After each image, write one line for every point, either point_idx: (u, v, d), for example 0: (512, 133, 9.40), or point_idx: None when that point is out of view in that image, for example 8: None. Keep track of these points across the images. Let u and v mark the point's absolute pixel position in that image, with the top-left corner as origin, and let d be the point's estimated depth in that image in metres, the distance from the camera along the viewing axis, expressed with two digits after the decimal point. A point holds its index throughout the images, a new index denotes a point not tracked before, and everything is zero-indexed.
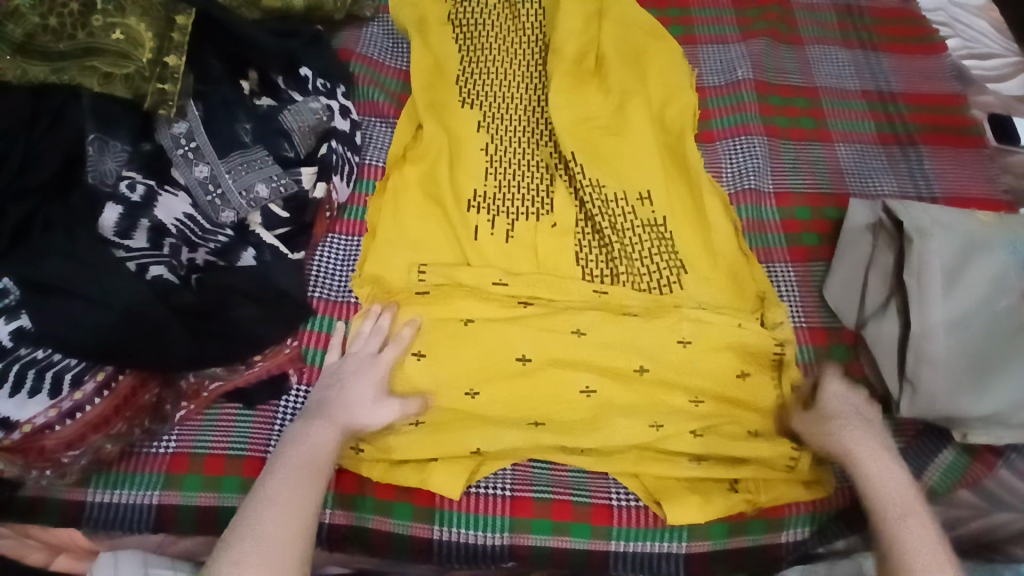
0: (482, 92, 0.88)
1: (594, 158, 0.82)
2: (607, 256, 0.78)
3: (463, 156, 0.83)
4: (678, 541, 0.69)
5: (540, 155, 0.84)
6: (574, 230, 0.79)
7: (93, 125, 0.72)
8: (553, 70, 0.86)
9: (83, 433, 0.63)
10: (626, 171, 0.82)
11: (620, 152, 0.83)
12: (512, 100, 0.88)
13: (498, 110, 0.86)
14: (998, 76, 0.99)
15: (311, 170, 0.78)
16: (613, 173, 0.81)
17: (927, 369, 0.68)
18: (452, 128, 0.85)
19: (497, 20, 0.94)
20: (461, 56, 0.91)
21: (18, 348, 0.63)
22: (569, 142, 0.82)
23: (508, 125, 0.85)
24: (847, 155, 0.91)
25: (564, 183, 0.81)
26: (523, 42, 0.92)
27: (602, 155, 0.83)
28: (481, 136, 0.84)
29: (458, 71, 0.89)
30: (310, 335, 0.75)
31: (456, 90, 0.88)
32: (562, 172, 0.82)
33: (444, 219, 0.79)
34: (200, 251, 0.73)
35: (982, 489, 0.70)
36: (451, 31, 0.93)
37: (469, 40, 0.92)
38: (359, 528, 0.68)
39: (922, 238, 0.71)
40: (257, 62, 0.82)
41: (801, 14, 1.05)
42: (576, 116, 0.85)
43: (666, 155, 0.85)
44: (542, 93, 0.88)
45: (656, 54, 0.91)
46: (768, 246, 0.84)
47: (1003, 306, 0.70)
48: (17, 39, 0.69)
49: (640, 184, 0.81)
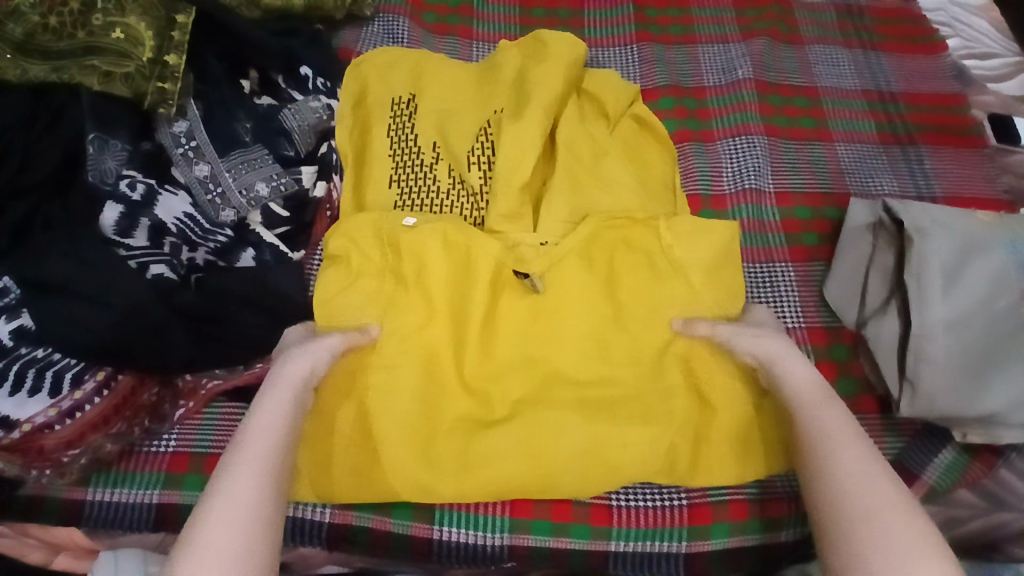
0: (433, 172, 0.79)
1: (563, 375, 0.69)
2: (587, 319, 0.70)
3: (389, 373, 0.66)
4: (678, 540, 0.69)
5: (503, 391, 0.68)
6: (550, 313, 0.70)
7: (93, 125, 0.71)
8: (481, 247, 0.71)
9: (83, 433, 0.63)
10: (587, 372, 0.69)
11: (581, 359, 0.69)
12: (438, 283, 0.69)
13: (431, 318, 0.68)
14: (998, 76, 0.99)
15: (311, 169, 0.79)
16: (593, 390, 0.69)
17: (927, 368, 0.68)
18: (364, 253, 0.70)
19: (429, 65, 0.87)
20: (399, 151, 0.81)
21: (19, 347, 0.63)
22: (532, 381, 0.68)
23: (463, 195, 0.78)
24: (847, 155, 0.91)
25: (519, 253, 0.72)
26: (466, 88, 0.86)
27: (568, 361, 0.69)
28: (423, 343, 0.68)
29: (399, 167, 0.80)
30: None
31: (406, 186, 0.79)
32: (527, 406, 0.68)
33: (383, 462, 0.65)
34: (200, 251, 0.72)
35: (981, 489, 0.70)
36: (390, 116, 0.83)
37: (411, 120, 0.83)
38: (358, 527, 0.68)
39: (921, 238, 0.72)
40: (257, 61, 0.82)
41: (801, 14, 1.05)
42: (538, 312, 0.70)
43: (635, 286, 0.71)
44: (453, 261, 0.70)
45: (610, 98, 0.85)
46: (768, 246, 0.84)
47: (1002, 305, 0.70)
48: (17, 39, 0.70)
49: (611, 402, 0.68)
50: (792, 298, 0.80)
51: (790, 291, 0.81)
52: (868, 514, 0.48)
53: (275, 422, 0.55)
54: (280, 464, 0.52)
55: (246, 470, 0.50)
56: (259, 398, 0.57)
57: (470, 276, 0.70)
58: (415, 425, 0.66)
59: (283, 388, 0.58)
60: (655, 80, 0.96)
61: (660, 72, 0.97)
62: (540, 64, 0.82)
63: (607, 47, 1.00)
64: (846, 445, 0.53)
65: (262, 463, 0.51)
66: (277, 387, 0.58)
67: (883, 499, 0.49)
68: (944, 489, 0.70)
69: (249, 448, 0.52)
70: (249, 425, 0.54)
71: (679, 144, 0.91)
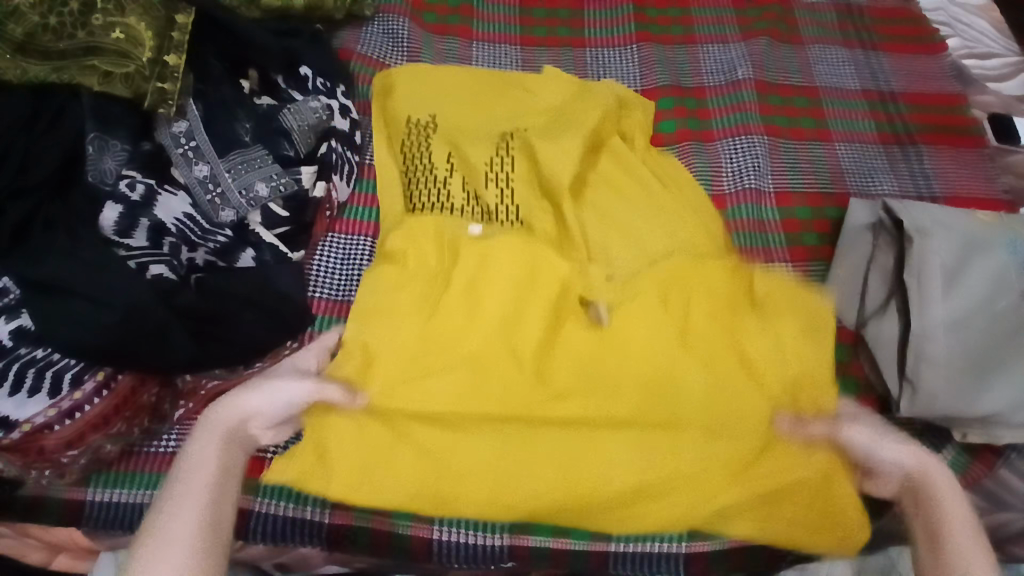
0: (446, 188, 0.81)
1: (609, 386, 0.66)
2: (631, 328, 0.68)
3: (425, 381, 0.65)
4: (679, 541, 0.68)
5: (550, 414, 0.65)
6: (604, 327, 0.68)
7: (93, 125, 0.71)
8: (549, 267, 0.72)
9: (83, 433, 0.63)
10: (646, 388, 0.66)
11: (640, 389, 0.66)
12: (481, 295, 0.70)
13: (469, 331, 0.68)
14: (998, 76, 0.99)
15: (311, 169, 0.79)
16: (636, 402, 0.65)
17: (927, 368, 0.68)
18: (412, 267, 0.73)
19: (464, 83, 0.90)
20: (415, 169, 0.83)
21: (18, 347, 0.63)
22: (587, 405, 0.65)
23: (479, 210, 0.79)
24: (847, 155, 0.91)
25: (588, 279, 0.73)
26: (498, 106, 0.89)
27: (629, 378, 0.66)
28: (465, 356, 0.67)
29: (413, 183, 0.82)
30: (311, 334, 0.74)
31: (421, 201, 0.81)
32: (578, 430, 0.64)
33: (386, 473, 0.63)
34: (201, 251, 0.72)
35: (981, 488, 0.69)
36: (408, 135, 0.86)
37: (430, 140, 0.85)
38: (358, 528, 0.67)
39: (922, 238, 0.72)
40: (257, 61, 0.82)
41: (801, 14, 1.05)
42: (601, 336, 0.68)
43: (705, 317, 0.69)
44: (518, 271, 0.71)
45: (638, 137, 0.87)
46: (768, 246, 0.84)
47: (1002, 306, 0.70)
48: (17, 39, 0.70)
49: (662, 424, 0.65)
50: None
51: None
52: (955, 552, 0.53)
53: (206, 471, 0.54)
54: (213, 517, 0.52)
55: (178, 527, 0.50)
56: (193, 438, 0.57)
57: (528, 294, 0.70)
58: (445, 441, 0.63)
59: (225, 435, 0.57)
60: (656, 80, 0.96)
61: (661, 72, 0.97)
62: (578, 102, 0.86)
63: (607, 47, 1.00)
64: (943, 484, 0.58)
65: (194, 519, 0.51)
66: (214, 431, 0.57)
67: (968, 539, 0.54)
68: None
69: (180, 503, 0.51)
70: (181, 474, 0.53)
71: (680, 144, 0.91)
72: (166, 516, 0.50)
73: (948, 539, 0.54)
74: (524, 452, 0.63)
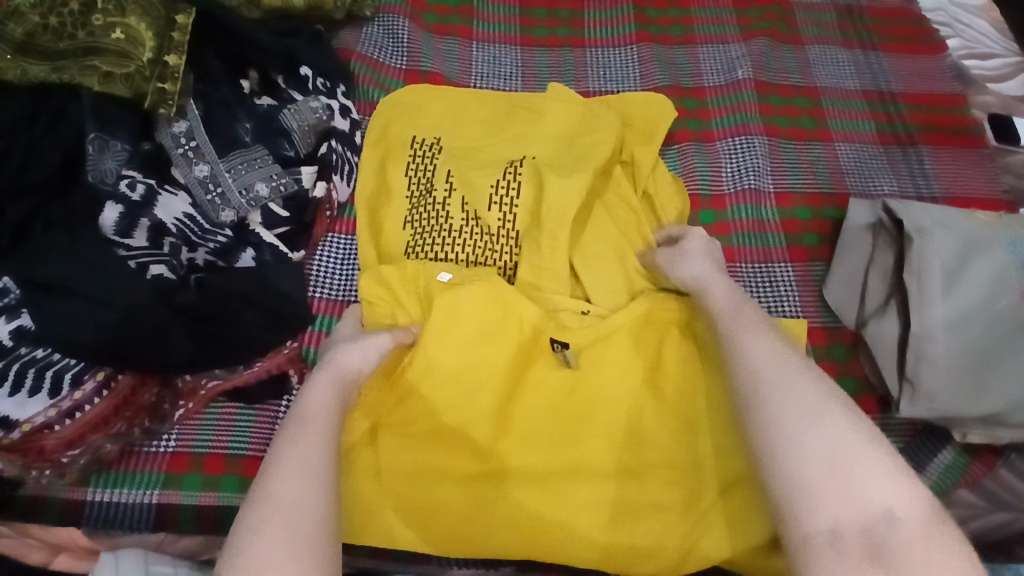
0: (446, 208, 0.79)
1: (597, 407, 0.67)
2: (620, 347, 0.68)
3: (423, 390, 0.65)
4: None
5: (521, 463, 0.65)
6: (593, 345, 0.68)
7: (93, 125, 0.72)
8: (517, 311, 0.68)
9: (83, 433, 0.63)
10: (611, 440, 0.66)
11: (605, 441, 0.65)
12: (462, 342, 0.66)
13: (451, 375, 0.66)
14: (998, 76, 0.99)
15: (311, 169, 0.79)
16: (624, 423, 0.66)
17: (927, 368, 0.68)
18: (398, 303, 0.71)
19: (469, 101, 0.89)
20: (416, 191, 0.81)
21: (19, 347, 0.63)
22: (560, 456, 0.65)
23: (478, 234, 0.77)
24: (847, 155, 0.91)
25: (560, 318, 0.71)
26: (501, 119, 0.87)
27: (596, 428, 0.66)
28: (464, 377, 0.66)
29: (414, 207, 0.80)
30: (311, 335, 0.76)
31: (420, 225, 0.79)
32: (551, 479, 0.65)
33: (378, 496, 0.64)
34: (200, 251, 0.72)
35: (982, 489, 0.69)
36: (412, 155, 0.84)
37: (434, 163, 0.83)
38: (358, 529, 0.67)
39: (921, 238, 0.72)
40: (257, 61, 0.82)
41: (801, 14, 1.05)
42: (573, 379, 0.67)
43: (673, 366, 0.68)
44: (485, 318, 0.67)
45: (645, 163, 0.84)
46: (767, 246, 0.84)
47: (1003, 305, 0.70)
48: (17, 39, 0.69)
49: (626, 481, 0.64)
50: (791, 299, 0.80)
51: (790, 291, 0.81)
52: (805, 468, 0.44)
53: (322, 416, 0.56)
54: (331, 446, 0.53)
55: (297, 457, 0.51)
56: (308, 387, 0.60)
57: (499, 342, 0.67)
58: (420, 488, 0.64)
59: (331, 384, 0.60)
60: (655, 80, 0.96)
61: (661, 72, 0.97)
62: (588, 130, 0.83)
63: (607, 47, 1.00)
64: (783, 391, 0.49)
65: (313, 452, 0.52)
66: (327, 384, 0.60)
67: (839, 446, 0.44)
68: (945, 489, 0.69)
69: (296, 439, 0.53)
70: (301, 418, 0.55)
71: (679, 144, 0.91)
72: (285, 448, 0.52)
73: (800, 439, 0.46)
74: (496, 499, 0.64)
